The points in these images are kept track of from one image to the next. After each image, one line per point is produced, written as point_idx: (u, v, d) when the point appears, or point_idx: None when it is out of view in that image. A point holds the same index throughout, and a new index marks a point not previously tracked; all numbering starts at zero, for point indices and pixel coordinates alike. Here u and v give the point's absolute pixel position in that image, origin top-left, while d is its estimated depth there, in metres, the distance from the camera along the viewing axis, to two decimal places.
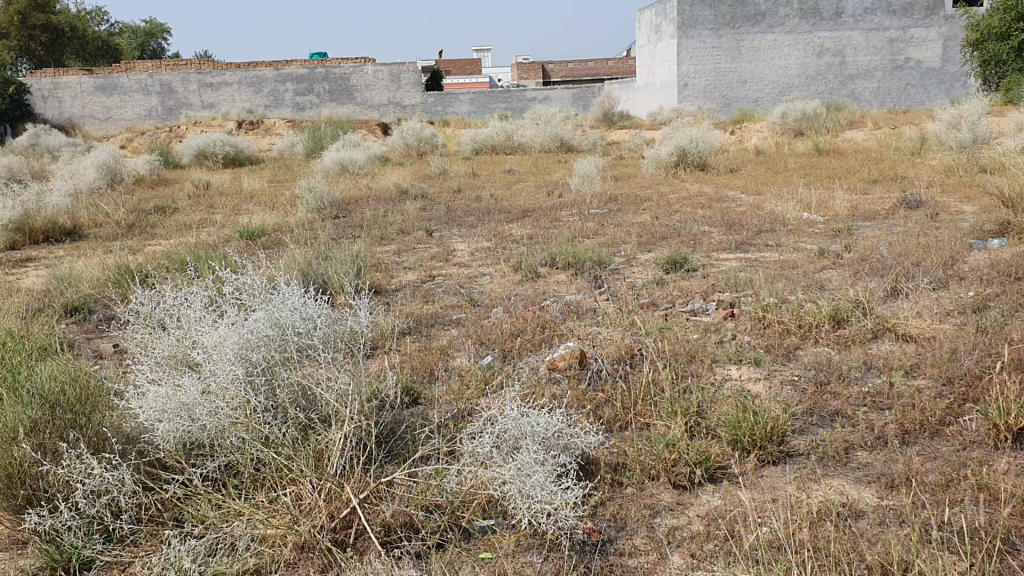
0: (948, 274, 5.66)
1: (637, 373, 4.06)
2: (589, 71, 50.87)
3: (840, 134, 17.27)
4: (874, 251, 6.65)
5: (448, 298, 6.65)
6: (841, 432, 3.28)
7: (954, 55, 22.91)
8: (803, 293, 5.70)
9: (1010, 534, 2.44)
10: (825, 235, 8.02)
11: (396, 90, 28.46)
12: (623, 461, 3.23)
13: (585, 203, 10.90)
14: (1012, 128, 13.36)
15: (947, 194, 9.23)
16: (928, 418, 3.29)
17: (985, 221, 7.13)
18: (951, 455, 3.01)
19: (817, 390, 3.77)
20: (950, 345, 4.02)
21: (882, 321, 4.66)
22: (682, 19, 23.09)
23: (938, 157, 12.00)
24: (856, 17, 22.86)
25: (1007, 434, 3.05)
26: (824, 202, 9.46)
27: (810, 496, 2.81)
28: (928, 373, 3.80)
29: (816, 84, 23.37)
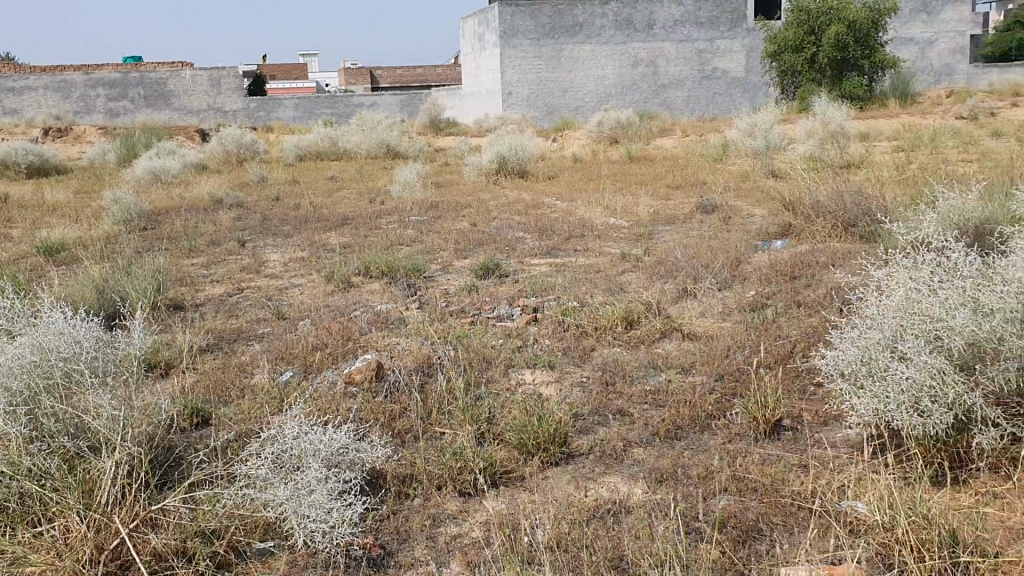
0: (734, 276, 6.01)
1: (433, 382, 4.07)
2: (417, 77, 50.75)
3: (651, 142, 18.01)
4: (669, 254, 6.99)
5: (254, 312, 6.47)
6: (620, 431, 3.43)
7: (756, 66, 24.31)
8: (602, 296, 5.92)
9: (757, 521, 2.63)
10: (629, 239, 8.35)
11: (216, 95, 27.37)
12: (412, 471, 3.22)
13: (404, 210, 10.88)
14: (803, 134, 14.30)
15: (741, 199, 9.80)
16: (698, 414, 3.50)
17: (770, 223, 7.62)
18: (714, 449, 3.21)
19: (603, 390, 3.92)
20: (725, 343, 4.30)
21: (669, 320, 4.92)
22: (503, 28, 23.40)
23: (737, 162, 12.71)
24: (667, 29, 23.98)
25: (764, 426, 3.32)
26: (630, 207, 9.82)
27: (584, 496, 2.91)
28: (702, 370, 4.04)
29: (632, 93, 24.26)
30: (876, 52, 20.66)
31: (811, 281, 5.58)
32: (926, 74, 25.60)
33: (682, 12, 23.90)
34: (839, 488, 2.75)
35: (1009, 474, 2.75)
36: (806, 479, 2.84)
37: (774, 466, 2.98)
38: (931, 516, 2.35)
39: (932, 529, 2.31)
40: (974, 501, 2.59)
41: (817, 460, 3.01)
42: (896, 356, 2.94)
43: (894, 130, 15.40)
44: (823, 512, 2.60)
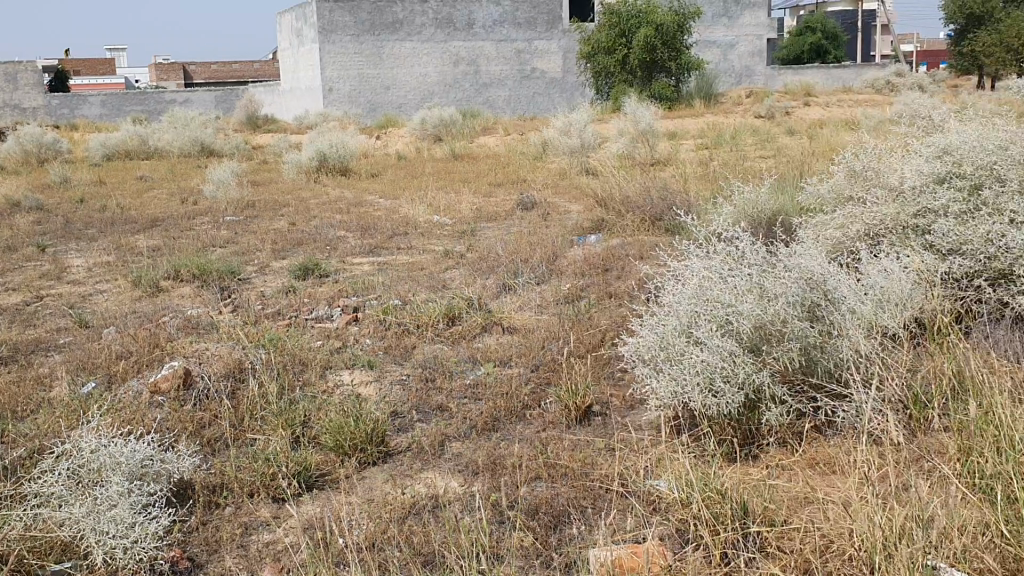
0: (552, 270, 6.16)
1: (247, 387, 3.95)
2: (233, 73, 48.96)
3: (474, 140, 18.15)
4: (490, 250, 7.08)
5: (54, 321, 6.07)
6: (437, 427, 3.45)
7: (572, 66, 24.99)
8: (424, 293, 5.92)
9: (566, 507, 2.73)
10: (451, 236, 8.39)
11: (12, 91, 25.54)
12: (223, 480, 3.12)
13: (220, 210, 10.50)
14: (616, 133, 14.80)
15: (559, 195, 10.04)
16: (513, 405, 3.59)
17: (585, 219, 7.86)
18: (529, 438, 3.30)
19: (421, 387, 3.93)
20: (542, 336, 4.40)
21: (489, 315, 4.98)
22: (321, 24, 22.93)
23: (556, 160, 13.01)
24: (486, 29, 24.26)
25: (576, 412, 3.44)
26: (453, 205, 9.88)
27: (400, 494, 2.91)
28: (519, 362, 4.14)
29: (454, 92, 24.38)
30: (682, 54, 21.75)
31: (623, 273, 5.79)
32: (728, 75, 27.08)
33: (501, 13, 24.28)
34: (644, 469, 2.90)
35: (794, 447, 2.99)
36: (613, 463, 2.97)
37: (584, 452, 3.10)
38: (725, 491, 2.52)
39: (725, 502, 2.47)
40: (763, 473, 2.80)
41: (624, 444, 3.15)
42: (692, 340, 3.15)
43: (700, 129, 16.21)
44: (629, 493, 2.73)
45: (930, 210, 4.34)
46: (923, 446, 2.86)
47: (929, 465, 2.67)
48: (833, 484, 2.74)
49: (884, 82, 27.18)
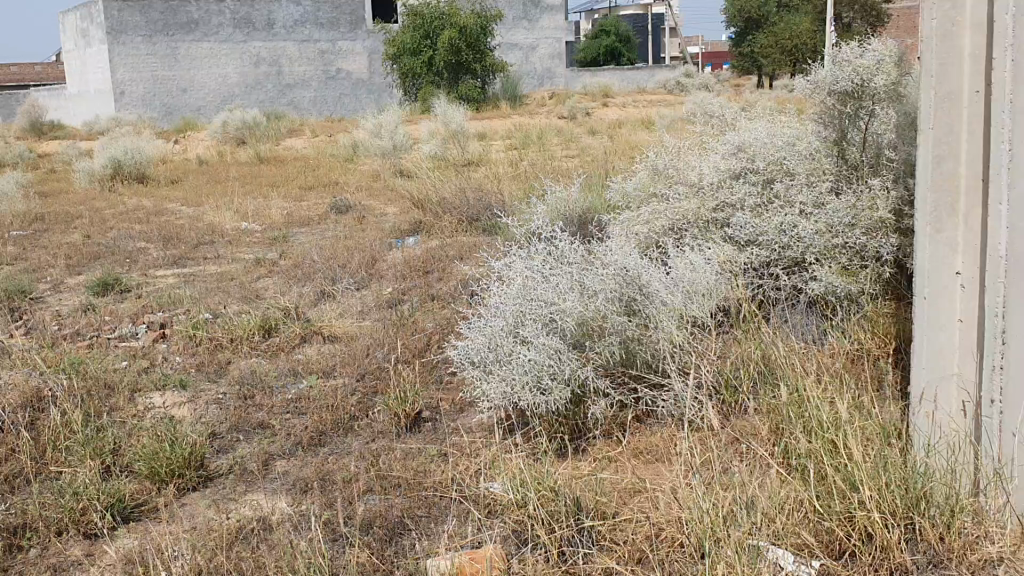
0: (370, 274, 6.07)
1: (47, 417, 3.65)
2: (12, 77, 45.45)
3: (280, 142, 17.67)
4: (305, 256, 6.89)
5: None
6: (260, 445, 3.33)
7: (378, 67, 24.81)
8: (237, 305, 5.69)
9: (401, 518, 2.70)
10: (262, 243, 8.12)
11: None
12: (25, 520, 2.86)
13: (3, 224, 9.69)
14: (427, 134, 14.79)
15: (371, 198, 9.93)
16: (340, 418, 3.51)
17: (401, 221, 7.80)
18: (358, 450, 3.23)
19: (240, 404, 3.76)
20: (365, 343, 4.32)
21: (308, 324, 4.85)
22: (110, 24, 21.71)
23: (367, 162, 12.86)
24: (287, 29, 23.69)
25: (405, 420, 3.42)
26: (263, 211, 9.56)
27: (225, 519, 2.77)
28: (343, 372, 4.04)
29: (256, 93, 23.61)
30: (486, 57, 22.07)
31: (444, 274, 5.79)
32: (531, 77, 27.69)
33: (301, 12, 23.80)
34: (477, 472, 2.90)
35: (619, 439, 3.07)
36: (446, 469, 2.96)
37: (416, 460, 3.08)
38: (557, 489, 2.55)
39: (558, 500, 2.50)
40: (591, 467, 2.86)
41: (456, 449, 3.15)
42: (519, 341, 3.19)
43: (507, 130, 16.44)
44: (463, 498, 2.73)
45: (727, 204, 4.59)
46: (738, 428, 3.01)
47: (744, 447, 2.81)
48: (658, 472, 2.84)
49: (676, 82, 28.54)
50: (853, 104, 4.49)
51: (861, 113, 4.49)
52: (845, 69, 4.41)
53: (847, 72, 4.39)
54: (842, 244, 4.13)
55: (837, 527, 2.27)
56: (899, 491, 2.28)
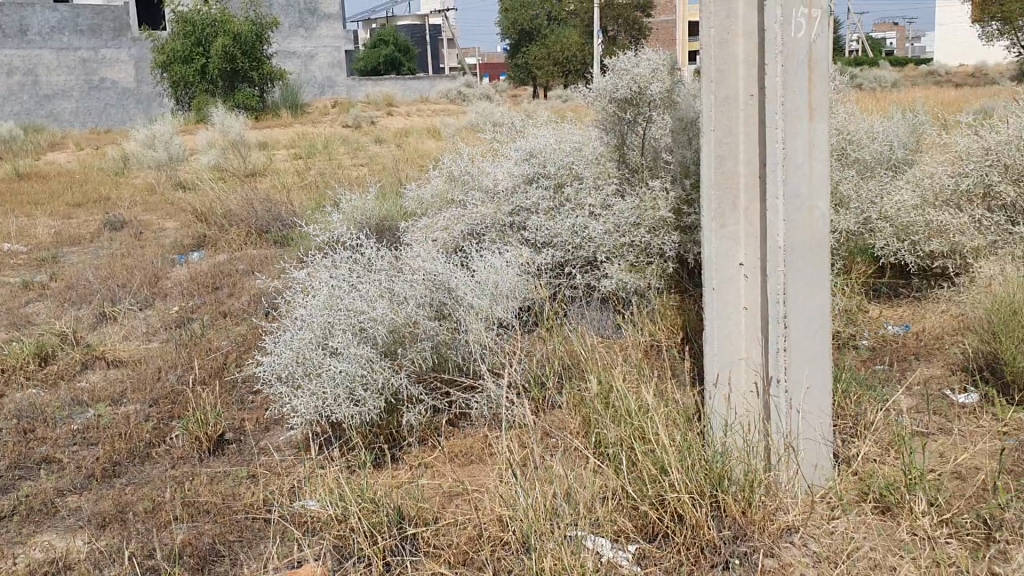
0: (154, 293, 5.74)
1: None
2: None
3: (41, 157, 16.37)
4: (79, 276, 6.41)
5: None
6: (47, 482, 3.06)
7: (146, 76, 23.55)
8: (6, 333, 5.20)
9: (213, 544, 2.57)
10: (29, 266, 7.48)
11: None
12: None
13: None
14: (204, 144, 14.16)
15: (149, 213, 9.40)
16: (135, 446, 3.30)
17: (183, 235, 7.42)
18: (158, 479, 3.05)
19: (20, 439, 3.45)
20: (157, 365, 4.08)
21: (89, 350, 4.52)
22: None
23: (140, 176, 12.17)
24: (43, 36, 22.02)
25: (208, 443, 3.27)
26: (26, 230, 8.82)
27: (12, 565, 2.52)
28: (133, 398, 3.79)
29: (10, 104, 21.74)
30: (263, 64, 21.59)
31: (235, 290, 5.58)
32: (310, 85, 27.22)
33: (59, 18, 22.16)
34: (292, 490, 2.81)
35: (435, 443, 3.08)
36: (257, 490, 2.85)
37: (223, 484, 2.94)
38: (377, 499, 2.51)
39: (379, 511, 2.46)
40: (410, 474, 2.84)
41: (267, 468, 3.04)
42: (328, 352, 3.13)
43: (288, 139, 16.03)
44: (278, 517, 2.63)
45: (522, 208, 4.71)
46: (547, 424, 3.07)
47: (556, 441, 2.87)
48: (475, 473, 2.86)
49: (457, 92, 28.92)
50: (632, 111, 4.74)
51: (639, 118, 4.76)
52: (623, 78, 4.63)
53: (625, 80, 4.61)
54: (629, 242, 4.32)
55: (651, 510, 2.35)
56: (703, 471, 2.38)
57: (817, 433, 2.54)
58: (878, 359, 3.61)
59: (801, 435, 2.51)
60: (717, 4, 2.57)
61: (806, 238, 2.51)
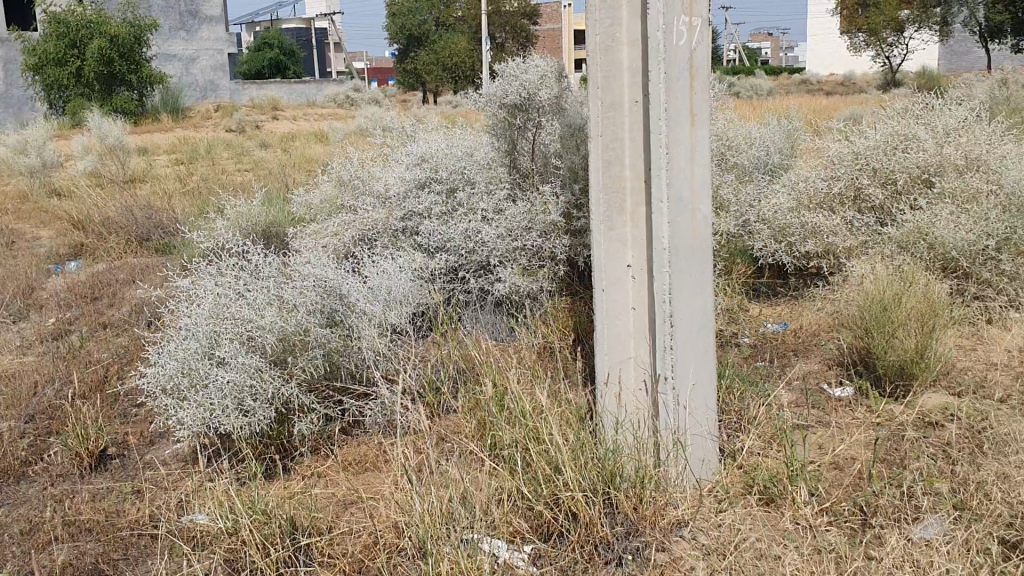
0: (28, 304, 5.48)
1: None
2: None
3: None
4: None
5: None
6: None
7: (16, 79, 22.48)
8: None
9: (96, 564, 2.48)
10: None
11: None
12: None
13: None
14: (79, 149, 13.59)
15: (20, 221, 8.97)
16: (10, 464, 3.15)
17: (58, 243, 7.10)
18: (35, 498, 2.92)
19: None
20: (31, 380, 3.89)
21: None
22: None
23: (10, 183, 11.59)
24: None
25: (89, 459, 3.14)
26: None
27: None
28: (7, 415, 3.61)
29: None
30: (142, 67, 20.91)
31: (115, 300, 5.38)
32: (192, 89, 26.46)
33: None
34: (180, 504, 2.73)
35: (328, 452, 3.04)
36: (142, 506, 2.76)
37: (106, 501, 2.84)
38: (270, 510, 2.47)
39: (273, 522, 2.42)
40: (303, 484, 2.79)
41: (153, 483, 2.95)
42: (214, 362, 3.05)
43: (170, 144, 15.55)
44: (166, 532, 2.56)
45: (414, 213, 4.69)
46: (442, 428, 3.07)
47: (451, 445, 2.87)
48: (370, 480, 2.84)
49: (345, 96, 28.60)
50: (522, 117, 4.70)
51: (529, 124, 4.74)
52: (512, 84, 4.58)
53: (514, 86, 4.58)
54: (520, 246, 4.35)
55: (545, 510, 2.38)
56: (595, 470, 2.43)
57: (702, 429, 2.61)
58: (759, 356, 3.75)
59: (688, 431, 2.58)
60: (602, 12, 2.63)
61: (689, 239, 2.59)
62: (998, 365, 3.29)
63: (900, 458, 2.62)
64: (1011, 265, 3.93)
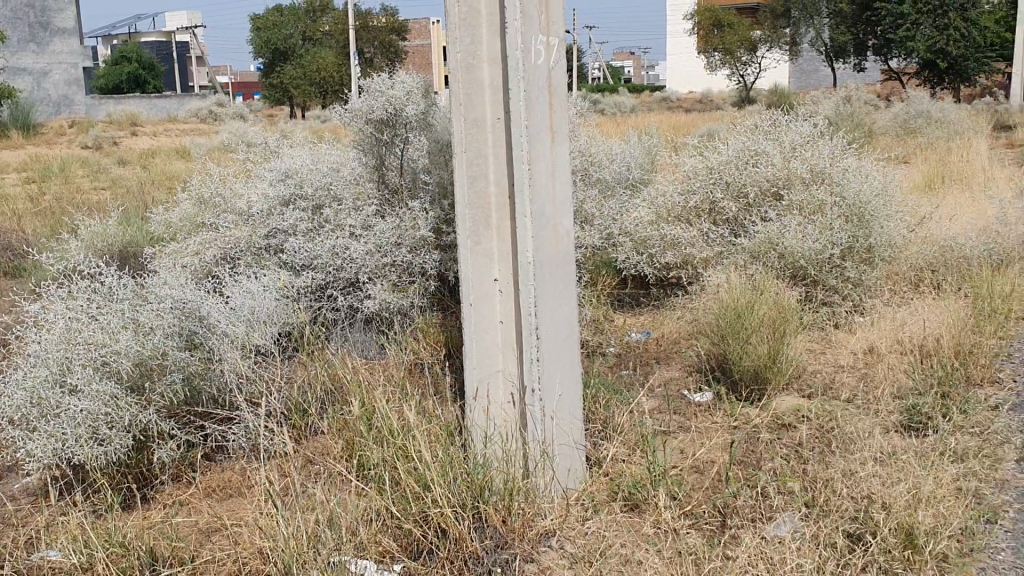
0: None
1: None
2: None
3: None
4: None
5: None
6: None
7: None
8: None
9: None
10: None
11: None
12: None
13: None
14: None
15: None
16: None
17: None
18: None
19: None
20: None
21: None
22: None
23: None
24: None
25: None
26: None
27: None
28: None
29: None
30: None
31: None
32: (44, 104, 25.21)
33: None
34: (29, 542, 2.59)
35: (190, 479, 2.94)
36: None
37: None
38: (128, 543, 2.37)
39: (130, 554, 2.33)
40: (163, 513, 2.69)
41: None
42: (66, 390, 2.91)
43: (20, 161, 14.76)
44: (13, 573, 2.42)
45: (278, 230, 4.60)
46: (310, 450, 3.01)
47: (319, 467, 2.82)
48: (236, 506, 2.75)
49: (208, 111, 27.83)
50: (389, 132, 4.70)
51: (397, 139, 4.73)
52: (378, 99, 4.57)
53: (380, 101, 4.55)
54: (390, 262, 4.31)
55: (414, 528, 2.36)
56: (464, 484, 2.43)
57: (568, 439, 2.65)
58: (623, 365, 3.85)
59: (555, 442, 2.62)
60: (462, 30, 2.64)
61: (552, 253, 2.63)
62: (844, 367, 3.47)
63: (757, 459, 2.72)
64: (854, 272, 4.16)
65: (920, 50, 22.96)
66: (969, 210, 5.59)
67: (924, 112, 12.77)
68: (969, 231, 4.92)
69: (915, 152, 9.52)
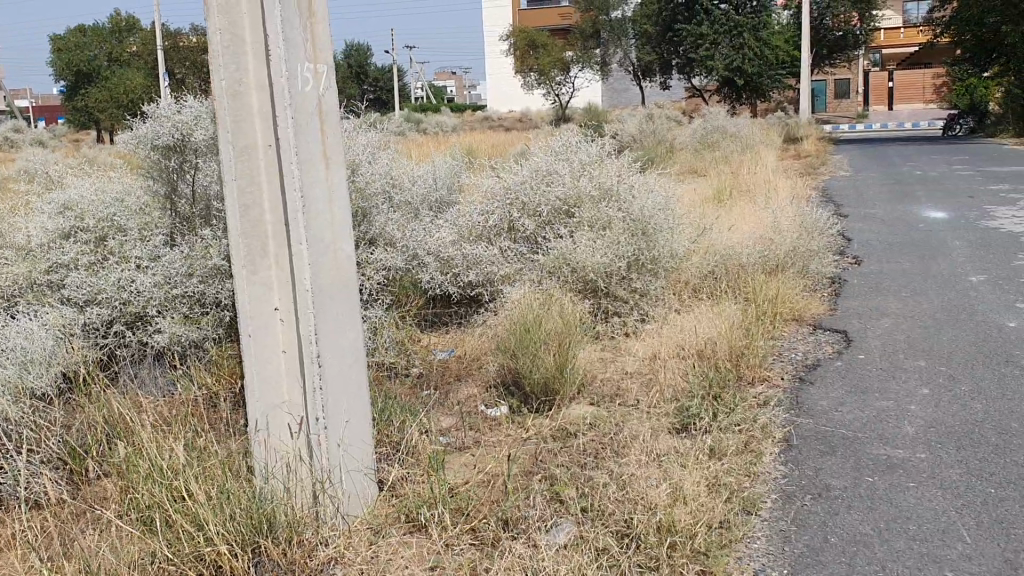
0: None
1: None
2: None
3: None
4: None
5: None
6: None
7: None
8: None
9: None
10: None
11: None
12: None
13: None
14: None
15: None
16: None
17: None
18: None
19: None
20: None
21: None
22: None
23: None
24: None
25: None
26: None
27: None
28: None
29: None
30: None
31: None
32: None
33: None
34: None
35: None
36: None
37: None
38: None
39: None
40: None
41: None
42: None
43: None
44: None
45: (60, 265, 4.37)
46: (85, 497, 2.86)
47: (93, 513, 2.69)
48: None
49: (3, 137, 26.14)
50: (178, 158, 4.56)
51: (186, 166, 4.60)
52: (164, 125, 4.43)
53: (166, 126, 4.41)
54: (180, 294, 4.14)
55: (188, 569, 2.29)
56: (243, 519, 2.38)
57: (353, 466, 2.65)
58: (422, 384, 3.88)
59: (339, 470, 2.61)
60: (225, 58, 2.59)
61: (331, 280, 2.62)
62: (630, 374, 3.64)
63: (540, 470, 2.80)
64: (640, 283, 4.39)
65: (719, 68, 24.39)
66: (749, 220, 5.97)
67: (719, 126, 13.58)
68: (749, 241, 5.26)
69: (708, 164, 10.10)
